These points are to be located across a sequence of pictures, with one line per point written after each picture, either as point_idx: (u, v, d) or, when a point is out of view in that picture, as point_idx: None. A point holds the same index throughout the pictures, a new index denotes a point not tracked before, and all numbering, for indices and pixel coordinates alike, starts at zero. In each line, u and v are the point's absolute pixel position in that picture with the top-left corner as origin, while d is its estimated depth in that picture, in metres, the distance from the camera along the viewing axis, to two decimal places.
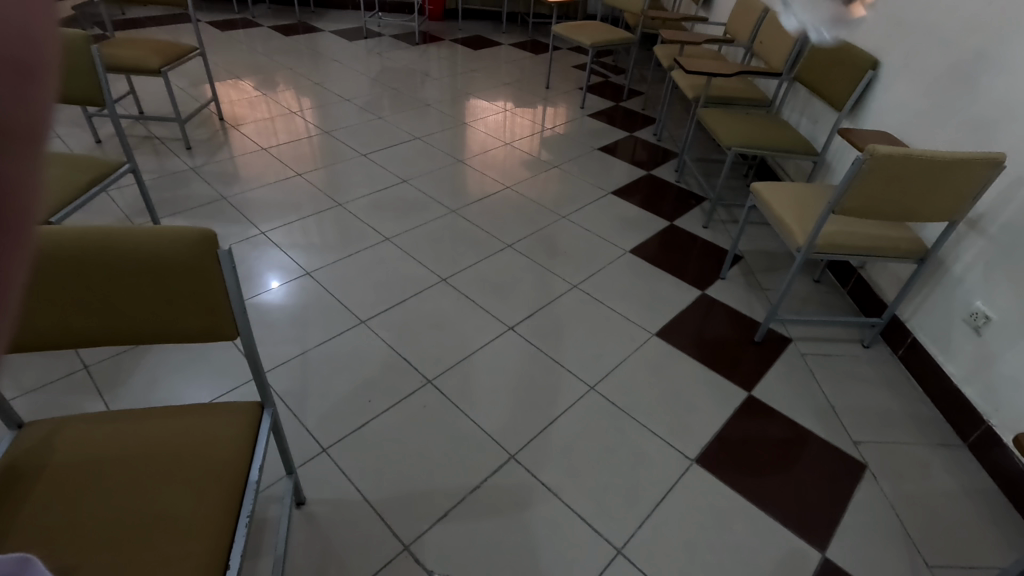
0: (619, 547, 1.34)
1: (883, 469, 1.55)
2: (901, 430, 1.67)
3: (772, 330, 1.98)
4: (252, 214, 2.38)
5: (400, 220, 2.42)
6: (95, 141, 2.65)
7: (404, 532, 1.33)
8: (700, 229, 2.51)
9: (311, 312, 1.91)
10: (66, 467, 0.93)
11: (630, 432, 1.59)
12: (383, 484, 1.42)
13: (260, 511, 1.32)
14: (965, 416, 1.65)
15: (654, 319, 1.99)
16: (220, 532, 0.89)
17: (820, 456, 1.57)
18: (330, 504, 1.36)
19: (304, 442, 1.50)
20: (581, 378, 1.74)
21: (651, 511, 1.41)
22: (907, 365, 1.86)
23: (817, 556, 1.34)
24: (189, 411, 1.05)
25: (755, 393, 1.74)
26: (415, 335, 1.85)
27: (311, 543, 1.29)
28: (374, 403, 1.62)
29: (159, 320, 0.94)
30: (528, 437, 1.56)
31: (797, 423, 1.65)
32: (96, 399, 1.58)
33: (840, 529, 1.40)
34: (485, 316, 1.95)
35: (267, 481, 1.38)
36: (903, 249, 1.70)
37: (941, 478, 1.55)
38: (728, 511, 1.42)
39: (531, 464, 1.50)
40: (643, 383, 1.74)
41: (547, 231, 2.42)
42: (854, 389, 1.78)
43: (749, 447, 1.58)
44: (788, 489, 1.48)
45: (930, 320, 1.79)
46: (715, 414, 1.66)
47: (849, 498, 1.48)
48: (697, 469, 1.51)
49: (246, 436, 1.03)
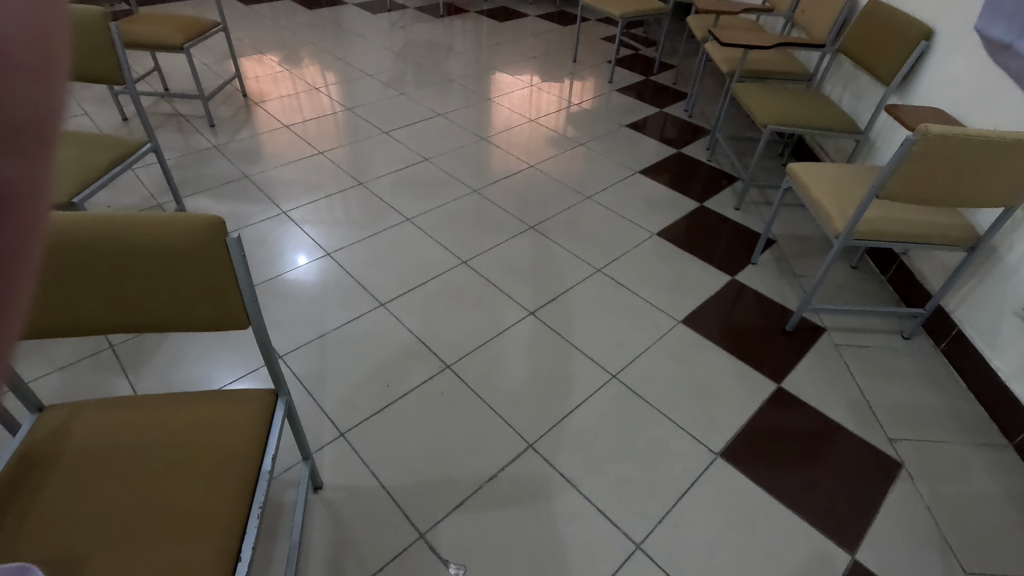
0: (638, 542, 1.30)
1: (920, 469, 1.48)
2: (940, 428, 1.58)
3: (805, 320, 1.89)
4: (274, 193, 2.37)
5: (420, 200, 2.37)
6: (122, 119, 2.67)
7: (420, 521, 1.32)
8: (731, 210, 2.41)
9: (332, 292, 1.91)
10: (83, 454, 0.93)
11: (653, 424, 1.55)
12: (400, 470, 1.41)
13: (277, 496, 1.33)
14: (1012, 415, 1.55)
15: (679, 306, 1.92)
16: (231, 523, 0.88)
17: (851, 453, 1.50)
18: (346, 490, 1.36)
19: (321, 426, 1.50)
20: (604, 367, 1.70)
21: (672, 506, 1.37)
22: (949, 359, 1.77)
23: (846, 558, 1.29)
24: (201, 399, 1.04)
25: (785, 385, 1.67)
26: (435, 319, 1.83)
27: (328, 529, 1.29)
28: (391, 388, 1.61)
29: (169, 309, 0.93)
30: (547, 427, 1.53)
31: (828, 417, 1.59)
32: (120, 378, 1.60)
33: (872, 530, 1.34)
34: (506, 300, 1.91)
35: (282, 466, 1.38)
36: (950, 237, 1.59)
37: (982, 481, 1.47)
38: (753, 509, 1.37)
39: (550, 454, 1.47)
40: (667, 372, 1.69)
41: (571, 212, 2.35)
42: (892, 384, 1.69)
43: (777, 441, 1.52)
44: (816, 487, 1.43)
45: (978, 312, 1.69)
46: (741, 405, 1.60)
47: (881, 497, 1.41)
48: (721, 463, 1.46)
49: (259, 425, 1.02)
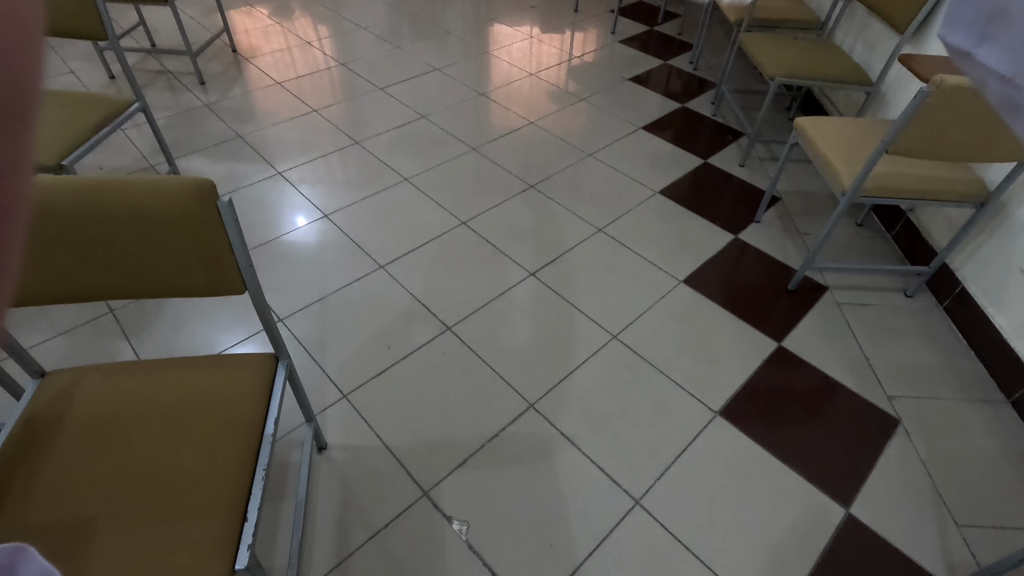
0: (638, 499, 1.33)
1: (917, 426, 1.49)
2: (939, 385, 1.59)
3: (808, 279, 1.88)
4: (269, 153, 2.32)
5: (418, 159, 2.32)
6: (109, 77, 2.59)
7: (424, 479, 1.34)
8: (736, 167, 2.35)
9: (330, 254, 1.89)
10: (87, 419, 0.94)
11: (654, 384, 1.56)
12: (403, 430, 1.43)
13: (283, 456, 1.35)
14: (1012, 372, 1.56)
15: (682, 265, 1.90)
16: (237, 483, 0.89)
17: (851, 411, 1.51)
18: (350, 450, 1.38)
19: (324, 388, 1.51)
20: (604, 327, 1.69)
21: (672, 464, 1.39)
22: (952, 317, 1.76)
23: (841, 512, 1.32)
24: (202, 364, 1.04)
25: (786, 344, 1.67)
26: (435, 281, 1.81)
27: (334, 488, 1.32)
28: (392, 350, 1.61)
29: (164, 275, 0.91)
30: (548, 386, 1.54)
31: (827, 375, 1.59)
32: (122, 341, 1.61)
33: (867, 485, 1.37)
34: (506, 261, 1.89)
35: (287, 428, 1.40)
36: (960, 193, 1.55)
37: (978, 436, 1.48)
38: (750, 466, 1.39)
39: (551, 414, 1.48)
40: (668, 332, 1.69)
41: (572, 171, 2.30)
42: (893, 342, 1.69)
43: (776, 400, 1.53)
44: (813, 444, 1.44)
45: (984, 270, 1.67)
46: (742, 365, 1.61)
47: (878, 453, 1.43)
48: (720, 421, 1.48)
49: (260, 389, 1.02)
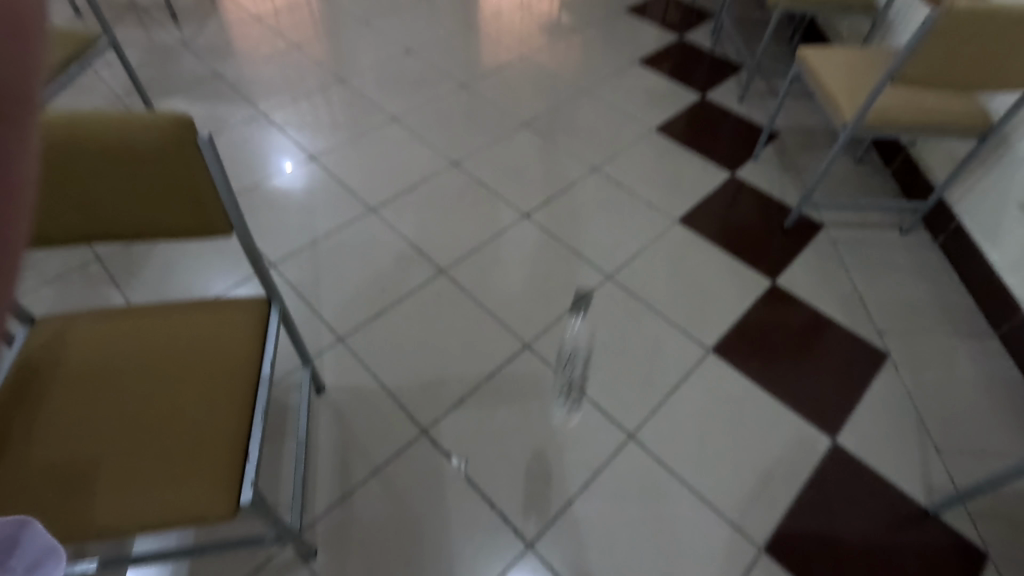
0: (631, 432, 1.36)
1: (905, 359, 1.52)
2: (928, 319, 1.61)
3: (804, 216, 1.86)
4: (250, 92, 2.22)
5: (406, 98, 2.24)
6: (74, 12, 2.44)
7: (422, 417, 1.37)
8: (734, 103, 2.29)
9: (320, 198, 1.85)
10: (79, 364, 0.94)
11: (648, 322, 1.57)
12: (400, 371, 1.44)
13: (282, 398, 1.37)
14: (1001, 305, 1.57)
15: (677, 204, 1.88)
16: (236, 424, 0.90)
17: (841, 346, 1.54)
18: (349, 391, 1.40)
19: (319, 332, 1.51)
20: (599, 267, 1.69)
21: (665, 399, 1.42)
22: (945, 252, 1.76)
23: (828, 441, 1.36)
24: (193, 308, 1.03)
25: (780, 282, 1.67)
26: (427, 223, 1.79)
27: (334, 428, 1.34)
28: (386, 293, 1.60)
29: (147, 218, 0.89)
30: (544, 327, 1.54)
31: (820, 312, 1.61)
32: (112, 289, 1.59)
33: (854, 415, 1.41)
34: (500, 203, 1.86)
35: (284, 371, 1.41)
36: (963, 125, 1.52)
37: (964, 368, 1.52)
38: (741, 400, 1.42)
39: (546, 353, 1.49)
40: (662, 271, 1.69)
41: (566, 108, 2.22)
42: (885, 278, 1.70)
43: (768, 337, 1.55)
44: (803, 378, 1.47)
45: (980, 204, 1.66)
46: (736, 303, 1.62)
47: (866, 386, 1.46)
48: (713, 358, 1.50)
49: (254, 332, 1.02)
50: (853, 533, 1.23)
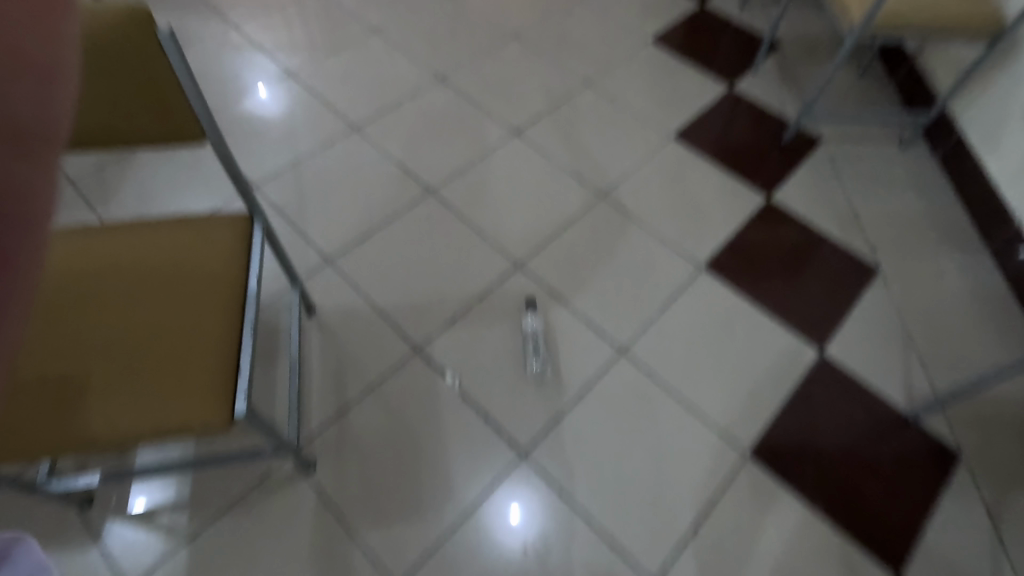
0: (623, 348, 1.38)
1: (896, 273, 1.53)
2: (921, 233, 1.61)
3: (803, 131, 1.81)
4: (217, 2, 2.06)
5: (386, 7, 2.09)
6: None
7: (415, 336, 1.37)
8: (735, 10, 2.16)
9: (299, 116, 1.76)
10: (58, 281, 0.91)
11: (641, 240, 1.55)
12: (391, 291, 1.43)
13: (272, 320, 1.36)
14: (996, 218, 1.56)
15: (673, 119, 1.81)
16: (225, 339, 0.89)
17: (833, 261, 1.53)
18: (340, 312, 1.39)
19: (307, 254, 1.48)
20: (592, 185, 1.64)
21: (656, 315, 1.43)
22: (944, 167, 1.73)
23: (815, 353, 1.38)
24: (172, 225, 0.99)
25: (775, 198, 1.65)
26: (414, 141, 1.71)
27: (327, 348, 1.34)
28: (374, 214, 1.56)
29: (115, 124, 0.85)
30: (535, 246, 1.52)
31: (813, 228, 1.59)
32: (88, 213, 1.53)
33: (842, 328, 1.43)
34: (488, 119, 1.78)
35: (273, 293, 1.39)
36: (974, 26, 1.44)
37: (953, 281, 1.53)
38: (732, 315, 1.43)
39: (537, 272, 1.48)
40: (656, 190, 1.65)
41: (557, 17, 2.09)
42: (881, 193, 1.68)
43: (761, 253, 1.54)
44: (794, 293, 1.48)
45: (984, 114, 1.61)
46: (729, 220, 1.60)
47: (855, 300, 1.47)
48: (705, 275, 1.50)
49: (238, 248, 0.98)
50: (835, 439, 1.27)
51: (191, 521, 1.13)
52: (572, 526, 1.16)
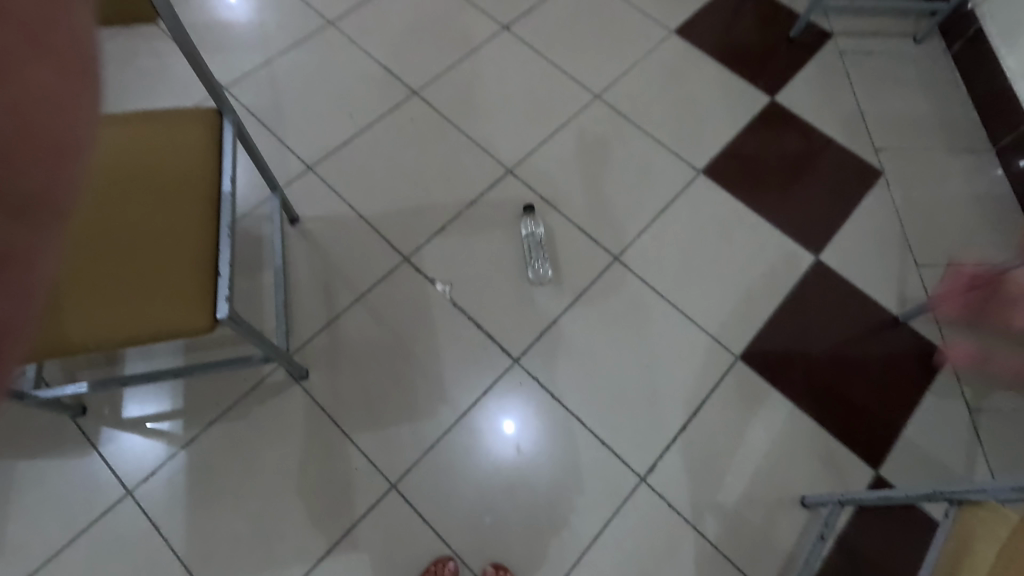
0: (617, 255, 1.35)
1: (898, 177, 1.48)
2: (928, 135, 1.54)
3: (812, 26, 1.69)
4: None
5: None
6: None
7: (404, 246, 1.33)
8: None
9: (269, 11, 1.62)
10: None
11: (637, 144, 1.48)
12: (377, 199, 1.37)
13: (254, 230, 1.31)
14: (1007, 117, 1.50)
15: (674, 13, 1.68)
16: (202, 241, 0.84)
17: (834, 165, 1.48)
18: (325, 221, 1.34)
19: (287, 161, 1.41)
20: (586, 86, 1.55)
21: (651, 222, 1.39)
22: (957, 63, 1.64)
23: (811, 259, 1.37)
24: (137, 120, 0.92)
25: (779, 99, 1.57)
26: (395, 38, 1.59)
27: (314, 257, 1.30)
28: (355, 118, 1.47)
29: None
30: (527, 151, 1.45)
31: (817, 131, 1.53)
32: None
33: (839, 233, 1.40)
34: (476, 14, 1.64)
35: (254, 202, 1.34)
36: None
37: (955, 184, 1.48)
38: (729, 221, 1.40)
39: (529, 179, 1.42)
40: (655, 90, 1.56)
41: None
42: (890, 93, 1.60)
43: (761, 157, 1.48)
44: (793, 199, 1.44)
45: None
46: (730, 122, 1.52)
47: (855, 204, 1.44)
48: (702, 180, 1.45)
49: (209, 147, 0.92)
50: (825, 341, 1.29)
51: (188, 427, 1.14)
52: (565, 427, 1.18)
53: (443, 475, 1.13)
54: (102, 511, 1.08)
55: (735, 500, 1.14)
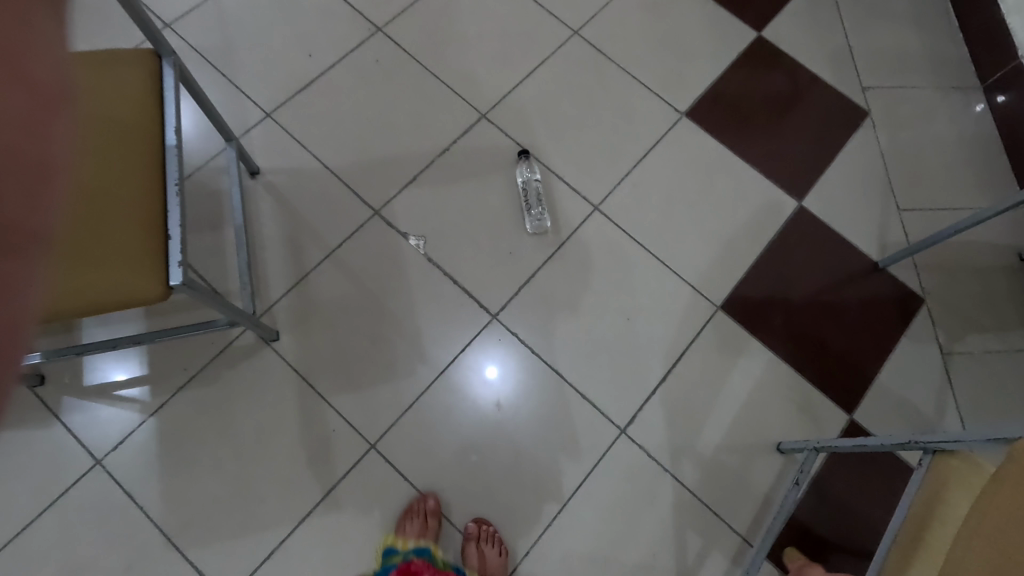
0: (597, 205, 1.30)
1: (885, 118, 1.44)
2: (916, 72, 1.49)
3: None
4: None
5: None
6: None
7: (373, 198, 1.26)
8: None
9: None
10: None
11: (618, 85, 1.40)
12: (343, 148, 1.29)
13: (211, 184, 1.23)
14: (997, 53, 1.45)
15: None
16: (148, 201, 0.77)
17: (821, 106, 1.43)
18: (288, 173, 1.26)
19: (242, 107, 1.30)
20: (564, 21, 1.45)
21: (632, 169, 1.34)
22: None
23: (794, 205, 1.34)
24: None
25: (765, 34, 1.49)
26: None
27: (278, 212, 1.23)
28: (315, 58, 1.36)
29: None
30: (502, 95, 1.37)
31: (803, 69, 1.46)
32: None
33: (823, 178, 1.37)
34: None
35: (210, 153, 1.24)
36: None
37: (941, 124, 1.45)
38: (712, 167, 1.35)
39: (505, 124, 1.34)
40: (636, 25, 1.46)
41: None
42: (880, 27, 1.53)
43: (746, 98, 1.42)
44: (778, 142, 1.39)
45: None
46: (715, 60, 1.45)
47: (840, 147, 1.40)
48: (685, 123, 1.39)
49: (148, 95, 0.83)
50: (806, 289, 1.28)
51: (156, 394, 1.11)
52: (545, 382, 1.17)
53: (423, 435, 1.12)
54: (72, 482, 1.05)
55: (713, 447, 1.16)
